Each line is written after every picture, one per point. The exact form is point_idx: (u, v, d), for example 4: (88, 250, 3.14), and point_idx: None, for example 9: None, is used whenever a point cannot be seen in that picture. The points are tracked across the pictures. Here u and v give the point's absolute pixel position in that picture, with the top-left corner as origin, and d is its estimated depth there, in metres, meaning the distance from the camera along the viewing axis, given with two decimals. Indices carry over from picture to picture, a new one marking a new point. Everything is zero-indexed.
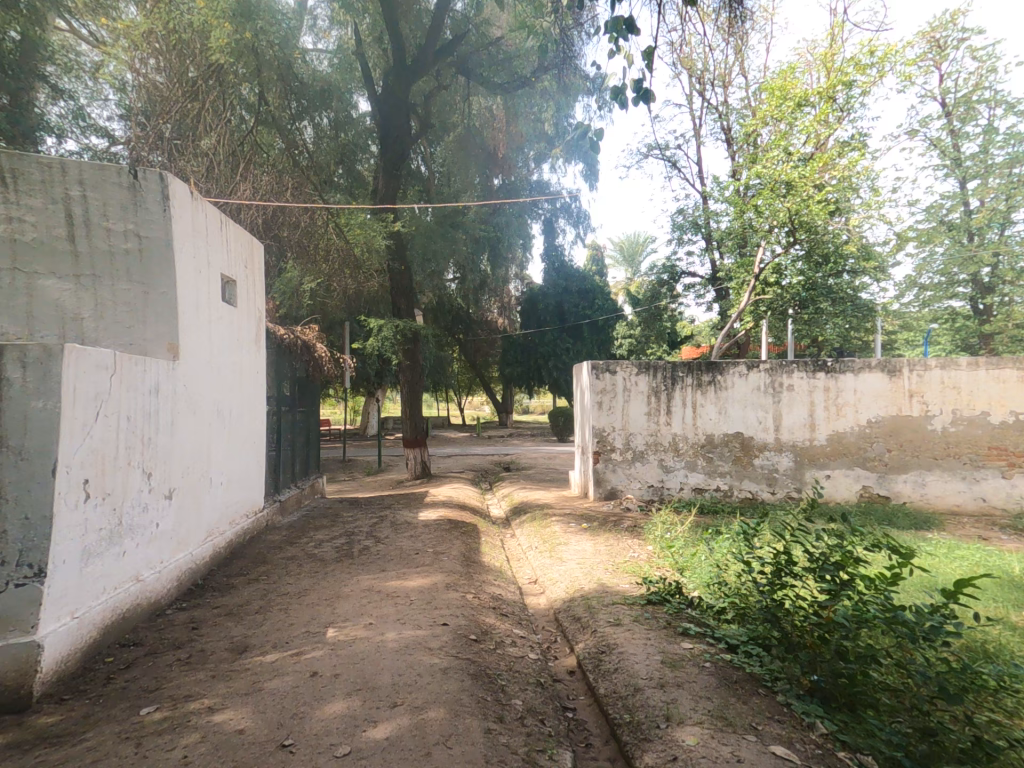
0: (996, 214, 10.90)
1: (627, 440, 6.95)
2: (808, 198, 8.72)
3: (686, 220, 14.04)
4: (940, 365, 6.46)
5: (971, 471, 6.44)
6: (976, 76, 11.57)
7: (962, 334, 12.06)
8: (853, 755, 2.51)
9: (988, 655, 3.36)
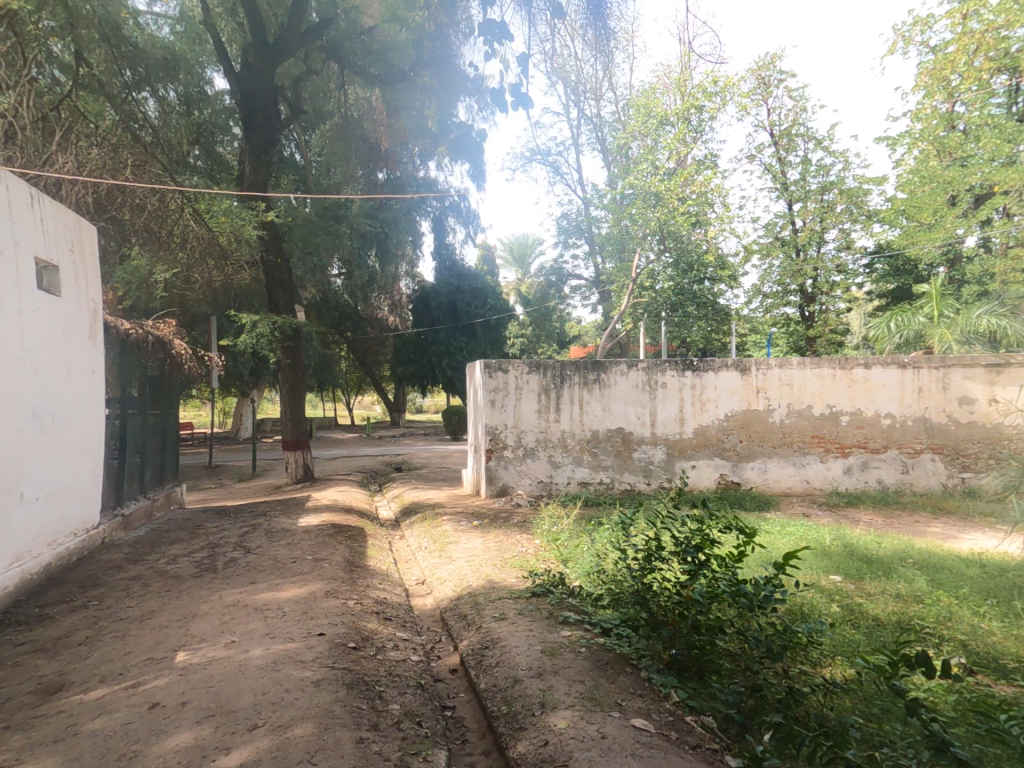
0: (815, 234, 12.77)
1: (519, 437, 7.13)
2: (674, 209, 9.93)
3: (569, 225, 14.79)
4: (779, 364, 7.37)
5: (800, 457, 7.39)
6: (793, 114, 13.36)
7: (794, 338, 13.78)
8: (698, 719, 2.86)
9: (804, 618, 4.00)
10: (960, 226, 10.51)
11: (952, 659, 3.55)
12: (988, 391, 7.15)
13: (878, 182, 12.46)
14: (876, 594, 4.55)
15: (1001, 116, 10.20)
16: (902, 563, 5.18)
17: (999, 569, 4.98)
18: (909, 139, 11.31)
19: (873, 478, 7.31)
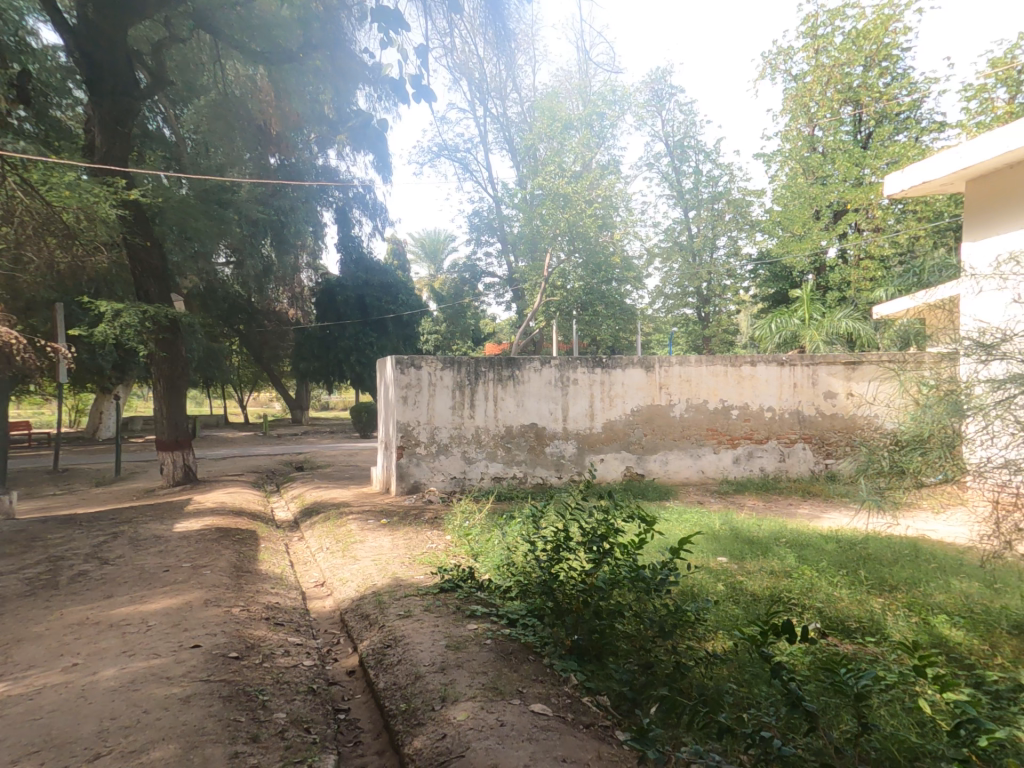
0: (708, 241, 13.99)
1: (432, 433, 7.08)
2: (581, 212, 10.94)
3: (482, 222, 14.85)
4: (679, 361, 7.88)
5: (696, 448, 7.94)
6: (684, 126, 14.37)
7: (692, 337, 14.82)
8: (593, 698, 3.00)
9: (693, 598, 4.34)
10: (825, 239, 11.62)
11: (810, 624, 4.03)
12: (847, 385, 8.07)
13: (758, 195, 13.73)
14: (755, 572, 5.02)
15: (850, 142, 11.72)
16: (775, 542, 5.76)
17: (849, 542, 5.70)
18: (780, 156, 12.57)
19: (756, 467, 8.02)
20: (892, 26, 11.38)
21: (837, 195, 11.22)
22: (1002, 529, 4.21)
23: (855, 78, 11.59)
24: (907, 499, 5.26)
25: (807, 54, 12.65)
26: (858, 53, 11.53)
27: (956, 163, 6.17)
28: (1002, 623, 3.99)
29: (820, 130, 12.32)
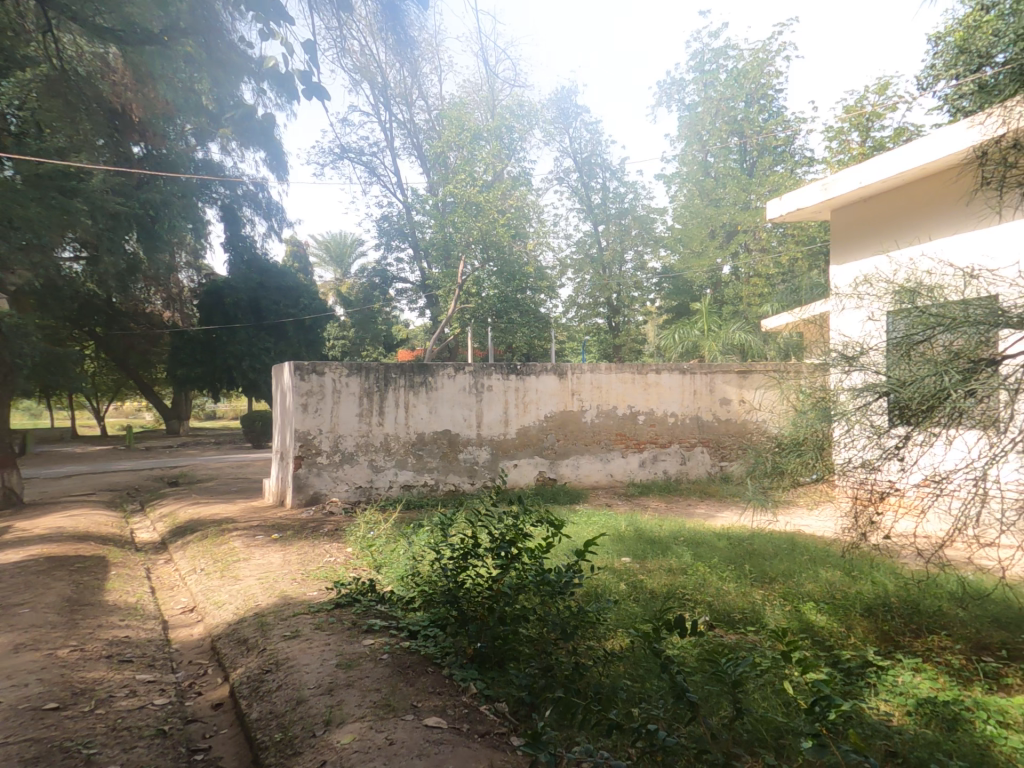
0: (617, 254, 14.64)
1: (335, 442, 6.83)
2: (495, 220, 11.36)
3: (391, 227, 14.74)
4: (590, 369, 8.16)
5: (606, 452, 8.25)
6: (590, 143, 15.03)
7: (605, 346, 15.40)
8: (491, 706, 2.95)
9: (596, 598, 4.48)
10: (719, 257, 12.92)
11: (700, 618, 4.31)
12: (739, 392, 8.73)
13: (660, 212, 14.62)
14: (654, 570, 5.29)
15: (737, 169, 13.18)
16: (674, 541, 6.11)
17: (738, 539, 6.18)
18: (679, 178, 13.91)
19: (660, 469, 8.47)
20: (767, 69, 13.03)
21: (729, 216, 12.47)
22: (861, 519, 4.65)
23: (740, 112, 13.20)
24: (784, 497, 5.84)
25: (697, 86, 13.90)
26: (740, 89, 13.22)
27: (822, 196, 6.94)
28: (857, 606, 4.47)
29: (712, 156, 13.68)
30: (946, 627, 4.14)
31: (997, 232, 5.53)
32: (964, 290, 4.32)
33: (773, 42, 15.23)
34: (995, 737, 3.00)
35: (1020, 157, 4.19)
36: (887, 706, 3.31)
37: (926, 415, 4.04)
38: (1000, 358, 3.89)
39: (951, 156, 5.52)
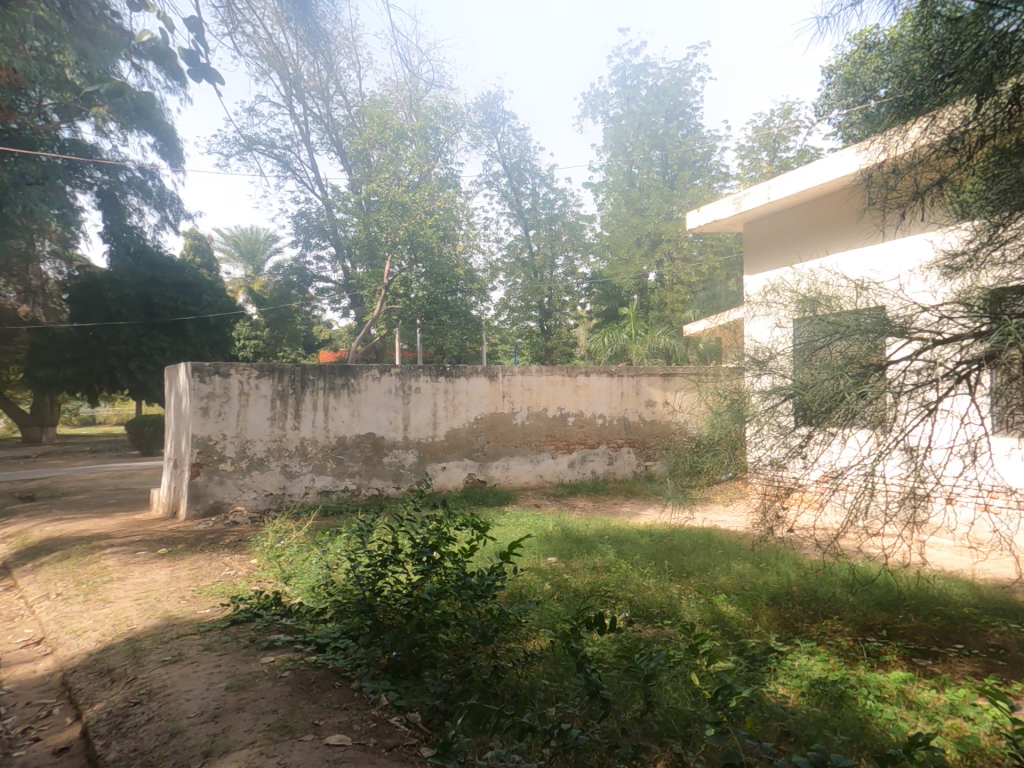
0: (548, 258, 14.91)
1: (242, 447, 6.48)
2: (422, 221, 11.16)
3: (309, 223, 14.16)
4: (521, 371, 8.20)
5: (536, 454, 8.32)
6: (519, 149, 15.21)
7: (536, 348, 15.55)
8: (402, 717, 2.76)
9: (518, 598, 4.47)
10: (645, 264, 13.18)
11: (619, 614, 4.39)
12: (663, 394, 9.08)
13: (589, 220, 15.07)
14: (579, 569, 5.37)
15: (660, 181, 13.97)
16: (599, 539, 6.24)
17: (659, 536, 6.40)
18: (606, 187, 14.44)
19: (588, 469, 8.63)
20: (683, 89, 14.49)
21: (653, 226, 13.02)
22: (769, 514, 4.94)
23: (660, 127, 14.36)
24: (702, 495, 6.11)
25: (620, 100, 14.74)
26: (659, 105, 14.46)
27: (735, 210, 7.37)
28: (763, 596, 4.71)
29: (636, 167, 14.30)
30: (837, 611, 4.43)
31: (885, 247, 6.05)
32: (857, 301, 4.63)
33: (689, 63, 16.22)
34: (872, 710, 3.22)
35: (898, 183, 4.65)
36: (784, 689, 3.50)
37: (825, 417, 4.32)
38: (887, 361, 4.13)
39: (843, 176, 6.00)
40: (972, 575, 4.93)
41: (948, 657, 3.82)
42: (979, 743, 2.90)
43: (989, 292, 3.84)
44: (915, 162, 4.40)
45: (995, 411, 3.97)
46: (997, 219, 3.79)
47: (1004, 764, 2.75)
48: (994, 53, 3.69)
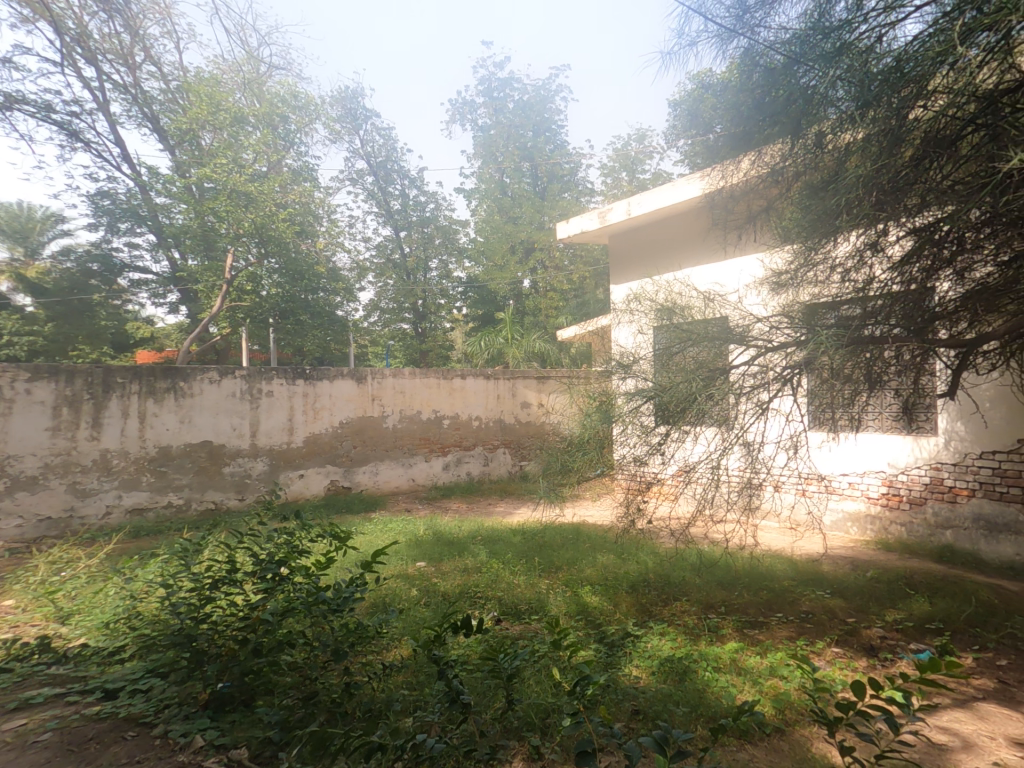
0: (421, 262, 14.86)
1: (6, 464, 5.46)
2: (270, 213, 10.10)
3: (116, 205, 12.37)
4: (393, 374, 7.99)
5: (407, 458, 8.13)
6: (385, 150, 15.06)
7: (409, 351, 15.22)
8: (222, 757, 2.42)
9: (377, 607, 4.30)
10: (519, 271, 13.66)
11: (487, 615, 4.36)
12: (538, 396, 9.37)
13: (462, 225, 15.32)
14: (449, 571, 5.30)
15: (530, 191, 14.79)
16: (472, 540, 6.23)
17: (531, 533, 6.55)
18: (478, 193, 15.09)
19: (463, 472, 8.62)
20: (548, 106, 15.50)
21: (526, 235, 13.59)
22: (631, 506, 5.21)
23: (528, 140, 15.15)
24: (573, 492, 6.14)
25: (488, 111, 15.73)
26: (526, 118, 15.34)
27: (598, 223, 7.85)
28: (623, 584, 4.98)
29: (507, 176, 15.06)
30: (685, 593, 4.81)
31: (731, 264, 6.76)
32: (706, 310, 5.08)
33: (553, 84, 17.24)
34: (709, 680, 3.51)
35: (733, 210, 5.44)
36: (638, 670, 3.68)
37: (681, 416, 4.61)
38: (730, 366, 4.56)
39: (686, 200, 6.70)
40: (791, 553, 5.65)
41: (770, 625, 4.29)
42: (790, 699, 3.29)
43: (805, 308, 4.46)
44: (743, 192, 5.16)
45: (811, 409, 4.56)
46: (811, 243, 4.42)
47: (807, 715, 3.16)
48: (801, 102, 4.22)
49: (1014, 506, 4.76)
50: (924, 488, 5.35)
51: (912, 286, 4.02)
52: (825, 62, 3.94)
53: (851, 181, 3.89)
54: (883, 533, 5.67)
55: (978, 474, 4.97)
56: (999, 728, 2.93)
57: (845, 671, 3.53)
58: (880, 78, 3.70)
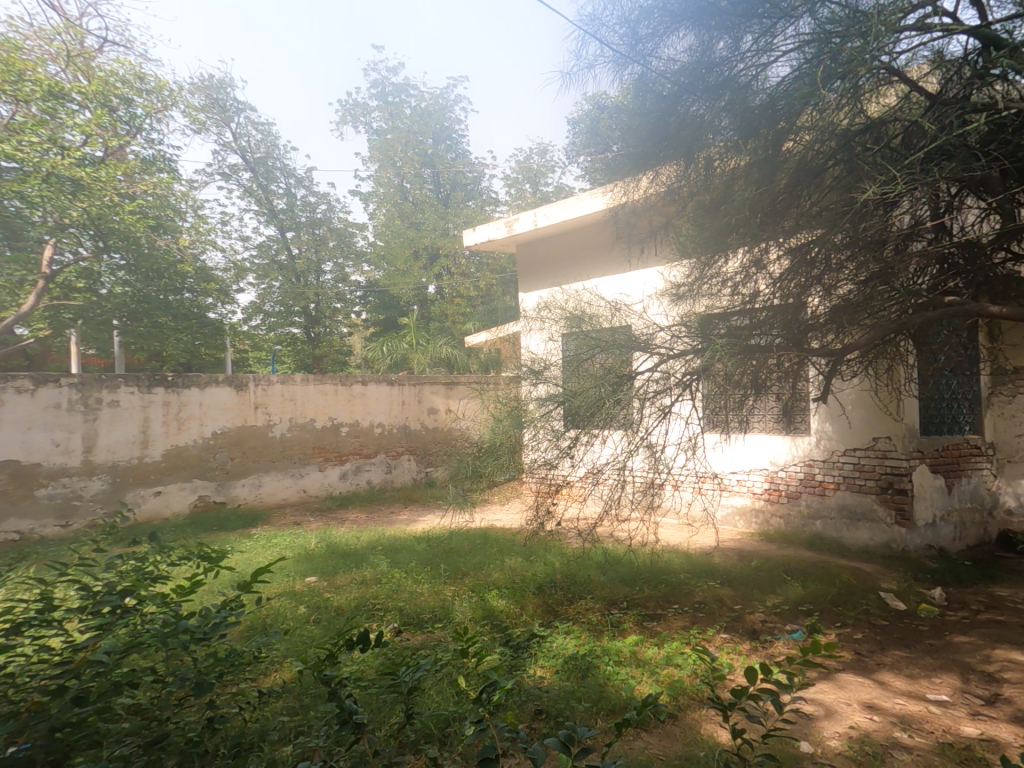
0: (311, 264, 13.25)
1: None
2: (110, 205, 7.62)
3: None
4: (281, 380, 7.53)
5: (298, 468, 7.65)
6: (263, 144, 12.66)
7: (300, 357, 13.60)
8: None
9: (255, 629, 3.91)
10: (424, 276, 13.67)
11: (387, 626, 4.15)
12: (446, 403, 9.19)
13: (359, 226, 13.99)
14: (343, 585, 5.00)
15: (432, 197, 14.84)
16: (371, 551, 5.93)
17: (437, 540, 6.38)
18: (375, 198, 14.64)
19: (363, 480, 8.25)
20: (447, 115, 15.67)
21: (430, 240, 13.67)
22: (541, 509, 5.21)
23: (428, 147, 15.11)
24: (483, 497, 6.02)
25: (383, 114, 15.36)
26: (425, 126, 15.27)
27: (506, 232, 7.94)
28: (531, 587, 4.98)
29: (407, 182, 14.97)
30: (590, 591, 4.90)
31: (634, 276, 7.09)
32: (612, 320, 5.18)
33: (453, 94, 17.39)
34: (611, 675, 3.57)
35: (638, 221, 5.49)
36: (543, 670, 3.67)
37: (590, 421, 4.69)
38: (634, 372, 4.70)
39: (590, 214, 6.96)
40: (688, 547, 6.02)
41: (667, 616, 4.49)
42: (684, 685, 3.44)
43: (700, 318, 4.68)
44: (648, 205, 5.16)
45: (707, 412, 4.74)
46: (705, 260, 4.77)
47: (700, 698, 3.33)
48: (691, 130, 4.52)
49: (870, 496, 5.39)
50: (800, 482, 5.92)
51: (788, 301, 4.43)
52: (710, 93, 4.38)
53: (739, 203, 4.33)
54: (766, 525, 6.21)
55: (842, 469, 5.58)
56: (854, 695, 3.27)
57: (732, 655, 3.79)
58: (759, 111, 4.21)
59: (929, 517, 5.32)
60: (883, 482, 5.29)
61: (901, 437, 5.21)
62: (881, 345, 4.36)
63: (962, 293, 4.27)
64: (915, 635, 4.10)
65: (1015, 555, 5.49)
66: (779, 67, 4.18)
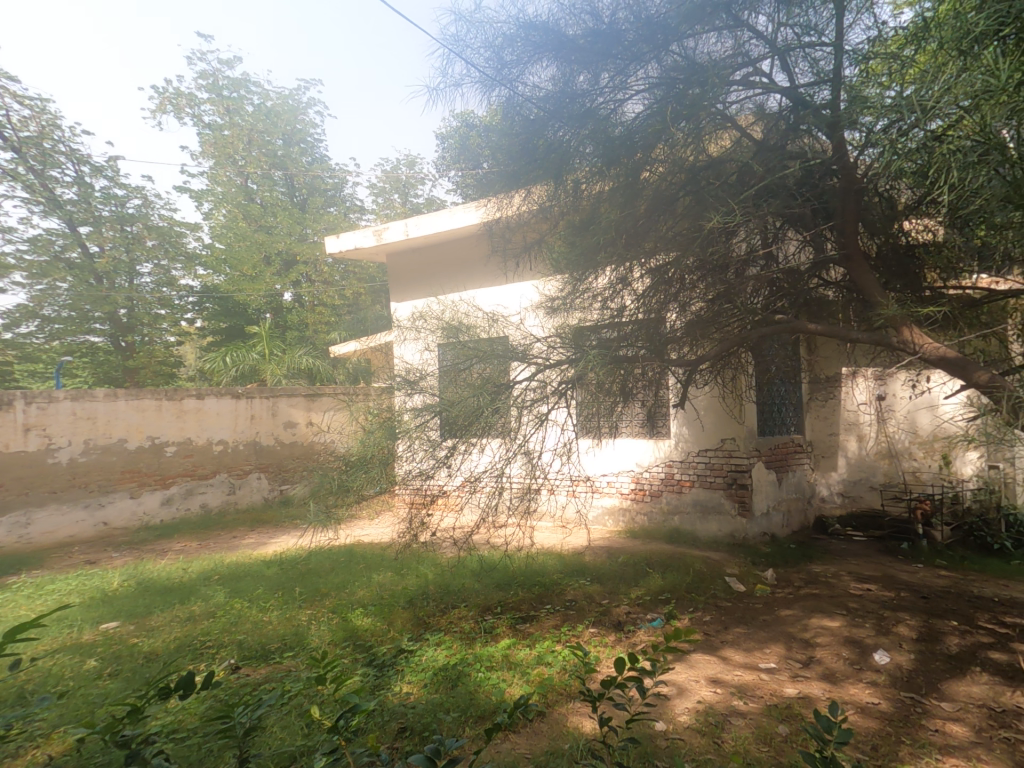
0: (121, 265, 10.41)
1: None
2: None
3: None
4: (70, 395, 6.34)
5: (96, 497, 6.48)
6: (37, 121, 9.58)
7: (104, 370, 10.70)
8: None
9: (9, 700, 3.10)
10: (277, 283, 12.68)
11: (219, 665, 3.59)
12: (307, 415, 8.47)
13: (190, 226, 11.50)
14: (157, 626, 4.26)
15: (284, 200, 13.89)
16: (205, 582, 5.19)
17: (292, 563, 5.78)
18: (213, 196, 13.04)
19: (195, 504, 7.27)
20: (300, 117, 14.75)
21: (284, 246, 12.80)
22: (415, 521, 4.89)
23: (278, 149, 14.11)
24: (348, 513, 5.57)
25: (217, 108, 13.84)
26: (272, 126, 14.14)
27: (375, 239, 7.61)
28: (400, 601, 4.69)
29: (253, 184, 13.74)
30: (464, 599, 4.76)
31: (507, 287, 7.17)
32: (490, 330, 5.14)
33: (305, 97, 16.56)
34: (482, 680, 3.47)
35: (512, 235, 5.42)
36: (409, 686, 3.43)
37: (466, 430, 4.57)
38: (511, 381, 4.71)
39: (463, 227, 6.94)
40: (561, 549, 6.15)
41: (540, 617, 4.52)
42: (553, 683, 3.44)
43: (573, 329, 4.80)
44: (519, 221, 5.22)
45: (579, 419, 4.86)
46: (579, 276, 4.92)
47: (571, 692, 3.37)
48: (556, 155, 4.58)
49: (718, 492, 5.99)
50: (661, 481, 6.39)
51: (651, 314, 4.77)
52: (574, 121, 4.49)
53: (606, 223, 4.58)
54: (631, 522, 6.60)
55: (696, 468, 6.14)
56: (702, 672, 3.54)
57: (600, 649, 3.90)
58: (620, 140, 4.40)
59: (764, 507, 6.06)
60: (729, 479, 5.92)
61: (742, 438, 5.87)
62: (726, 356, 4.85)
63: (787, 311, 4.88)
64: (752, 612, 4.59)
65: (826, 537, 6.46)
66: (633, 104, 4.44)
